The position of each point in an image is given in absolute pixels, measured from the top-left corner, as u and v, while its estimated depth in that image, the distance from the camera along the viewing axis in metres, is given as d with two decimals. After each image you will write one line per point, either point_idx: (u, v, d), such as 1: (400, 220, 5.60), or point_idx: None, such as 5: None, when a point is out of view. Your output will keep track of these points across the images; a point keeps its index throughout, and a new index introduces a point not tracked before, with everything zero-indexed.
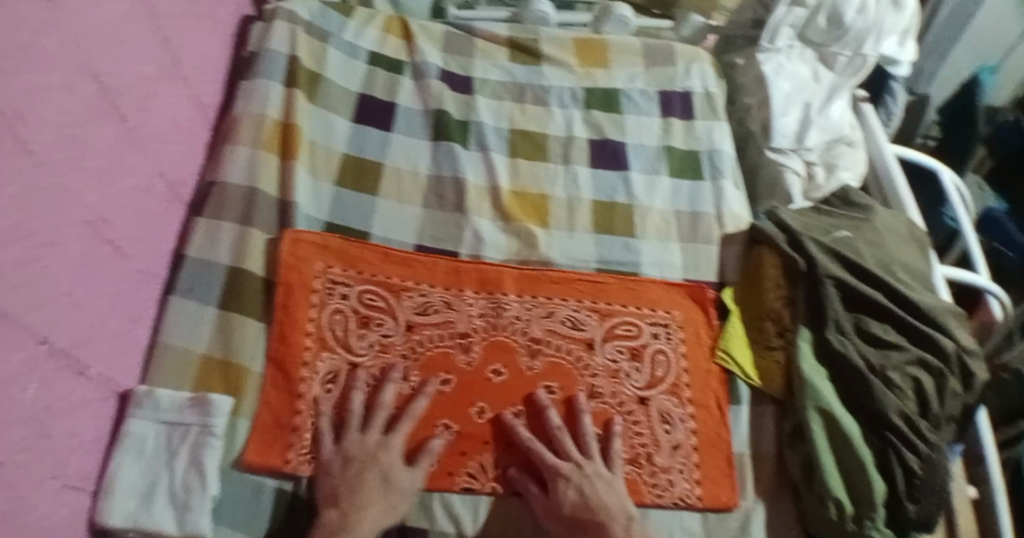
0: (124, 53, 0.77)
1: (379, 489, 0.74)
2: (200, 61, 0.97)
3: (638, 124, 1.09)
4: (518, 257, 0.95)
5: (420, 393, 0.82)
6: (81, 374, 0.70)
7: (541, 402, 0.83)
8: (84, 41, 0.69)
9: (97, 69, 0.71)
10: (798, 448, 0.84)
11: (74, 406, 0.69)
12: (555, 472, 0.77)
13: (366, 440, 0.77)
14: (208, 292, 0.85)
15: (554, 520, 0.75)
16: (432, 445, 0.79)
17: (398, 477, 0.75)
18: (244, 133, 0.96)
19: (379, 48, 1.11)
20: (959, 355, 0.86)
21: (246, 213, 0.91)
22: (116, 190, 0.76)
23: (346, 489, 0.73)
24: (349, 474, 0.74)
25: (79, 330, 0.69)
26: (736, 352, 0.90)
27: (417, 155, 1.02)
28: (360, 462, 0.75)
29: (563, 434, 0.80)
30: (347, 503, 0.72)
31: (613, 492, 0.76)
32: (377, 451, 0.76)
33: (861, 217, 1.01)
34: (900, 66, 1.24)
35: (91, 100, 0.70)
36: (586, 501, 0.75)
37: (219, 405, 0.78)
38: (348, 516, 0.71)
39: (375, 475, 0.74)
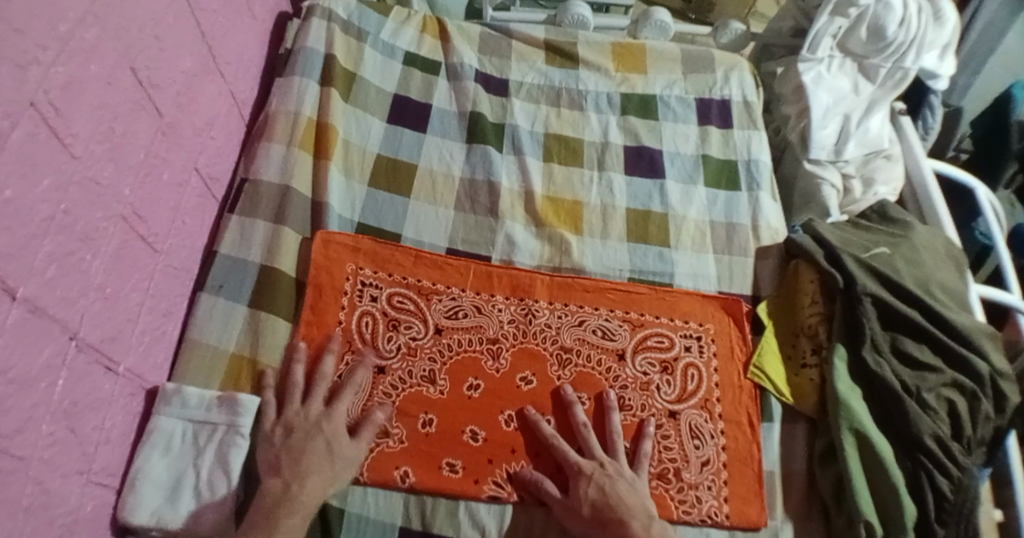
0: (162, 49, 0.77)
1: (324, 457, 0.74)
2: (237, 58, 0.97)
3: (675, 132, 1.08)
4: (550, 264, 0.94)
5: (360, 364, 0.83)
6: (110, 369, 0.71)
7: (568, 397, 0.83)
8: (124, 36, 0.69)
9: (136, 65, 0.71)
10: (830, 469, 0.81)
11: (101, 401, 0.69)
12: (576, 468, 0.77)
13: (310, 411, 0.78)
14: (239, 289, 0.86)
15: (573, 521, 0.75)
16: (373, 416, 0.79)
17: (341, 447, 0.76)
18: (280, 131, 0.97)
19: (415, 48, 1.11)
20: (991, 377, 0.85)
21: (280, 211, 0.91)
22: (151, 186, 0.76)
23: (288, 457, 0.74)
24: (290, 444, 0.75)
25: (109, 325, 0.70)
26: (770, 369, 0.88)
27: (450, 156, 1.02)
28: (303, 431, 0.76)
29: (588, 432, 0.81)
30: (288, 471, 0.72)
31: (634, 492, 0.77)
32: (320, 422, 0.76)
33: (899, 233, 0.97)
34: (938, 82, 1.20)
35: (128, 96, 0.70)
36: (605, 500, 0.75)
37: (247, 405, 0.78)
38: (291, 485, 0.71)
39: (319, 443, 0.75)
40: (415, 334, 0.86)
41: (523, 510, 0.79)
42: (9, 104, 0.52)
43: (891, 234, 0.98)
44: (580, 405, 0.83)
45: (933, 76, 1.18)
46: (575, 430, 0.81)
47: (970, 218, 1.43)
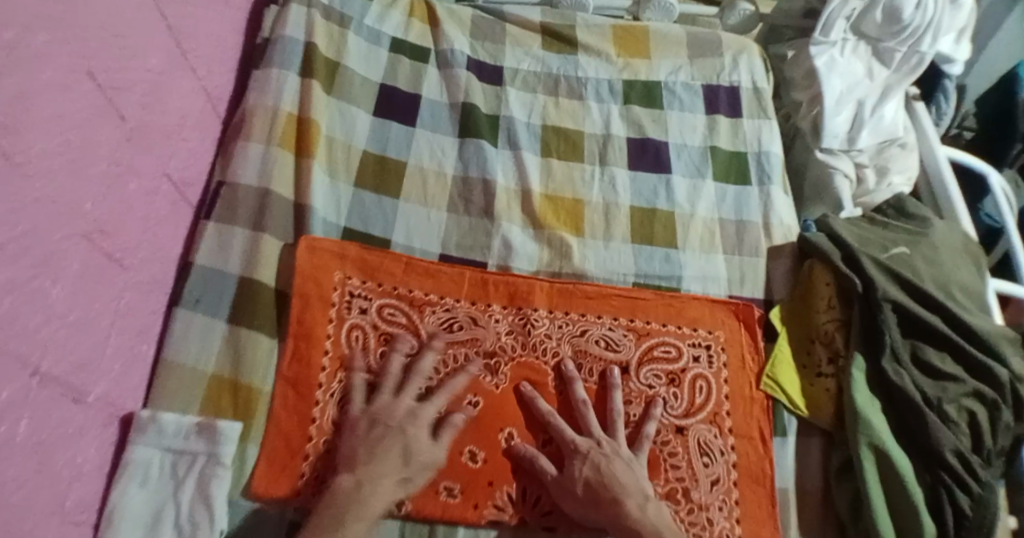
0: (124, 47, 0.70)
1: (399, 459, 0.70)
2: (209, 50, 0.90)
3: (682, 122, 1.01)
4: (549, 269, 0.89)
5: (428, 349, 0.80)
6: (79, 401, 0.65)
7: (568, 373, 0.80)
8: (79, 36, 0.62)
9: (95, 67, 0.65)
10: (848, 486, 0.78)
11: (72, 434, 0.64)
12: (572, 447, 0.74)
13: (399, 404, 0.74)
14: (217, 304, 0.81)
15: (569, 498, 0.72)
16: (453, 418, 0.76)
17: (420, 451, 0.72)
18: (258, 127, 0.90)
19: (402, 34, 1.03)
20: (1012, 382, 0.80)
21: (259, 217, 0.85)
22: (117, 199, 0.70)
23: (363, 454, 0.70)
24: (371, 437, 0.71)
25: (75, 353, 0.64)
26: (783, 379, 0.83)
27: (442, 152, 0.95)
28: (386, 426, 0.72)
29: (587, 409, 0.78)
30: (360, 469, 0.69)
31: (631, 473, 0.73)
32: (405, 422, 0.72)
33: (918, 231, 0.92)
34: (954, 67, 1.14)
35: (87, 103, 0.64)
36: (601, 478, 0.72)
37: (228, 433, 0.74)
38: (361, 485, 0.68)
39: (396, 444, 0.71)
40: (430, 355, 0.79)
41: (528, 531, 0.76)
42: None
43: (910, 231, 0.92)
44: (581, 380, 0.81)
45: (949, 61, 1.12)
46: (575, 408, 0.79)
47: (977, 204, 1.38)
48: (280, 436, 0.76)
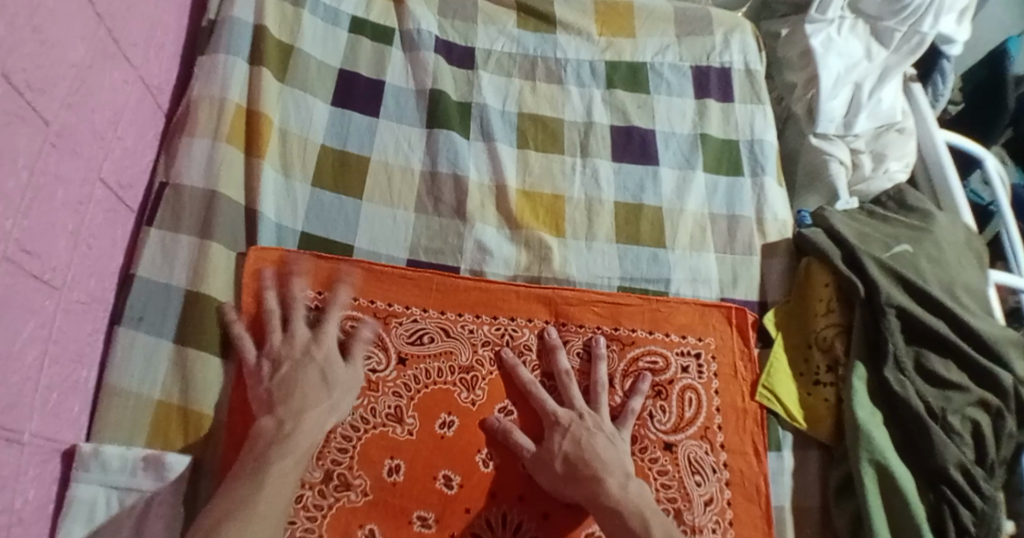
0: (45, 41, 0.60)
1: (321, 388, 0.68)
2: (146, 34, 0.80)
3: (669, 107, 0.94)
4: (527, 273, 0.82)
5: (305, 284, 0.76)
6: (13, 443, 0.57)
7: (552, 341, 0.77)
8: None
9: (11, 66, 0.55)
10: (848, 504, 0.74)
11: (6, 483, 0.56)
12: (551, 420, 0.71)
13: (295, 339, 0.71)
14: (162, 322, 0.73)
15: (547, 474, 0.68)
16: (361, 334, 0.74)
17: (338, 375, 0.70)
18: (203, 121, 0.80)
19: (363, 11, 0.93)
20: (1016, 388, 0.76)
21: (206, 222, 0.76)
22: (44, 212, 0.61)
23: (279, 390, 0.67)
24: (279, 376, 0.69)
25: (8, 391, 0.56)
26: (780, 390, 0.78)
27: (408, 145, 0.87)
28: (292, 361, 0.70)
29: (569, 381, 0.74)
30: (280, 409, 0.66)
31: (612, 448, 0.69)
32: (310, 350, 0.70)
33: (920, 225, 0.87)
34: (953, 47, 1.08)
35: (4, 108, 0.54)
36: (581, 454, 0.68)
37: (177, 468, 0.67)
38: (283, 423, 0.65)
39: (312, 375, 0.69)
40: (344, 295, 0.76)
41: None
42: None
43: (912, 226, 0.87)
44: (565, 350, 0.77)
45: (949, 41, 1.06)
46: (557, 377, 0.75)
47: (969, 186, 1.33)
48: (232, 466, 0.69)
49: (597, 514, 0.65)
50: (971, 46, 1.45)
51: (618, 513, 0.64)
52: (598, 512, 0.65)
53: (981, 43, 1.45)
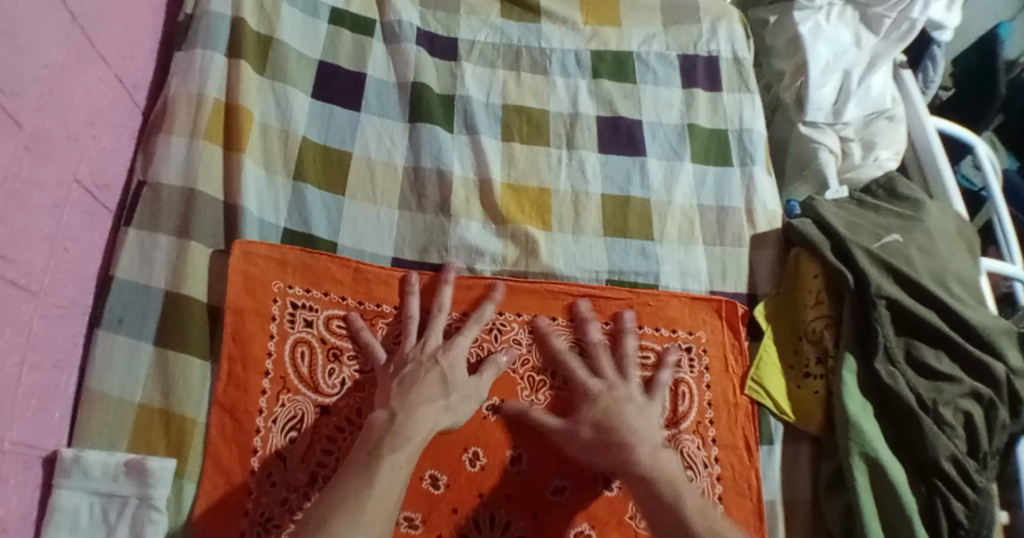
0: (16, 41, 0.58)
1: (439, 389, 0.68)
2: (121, 29, 0.77)
3: (657, 97, 0.92)
4: (514, 268, 0.81)
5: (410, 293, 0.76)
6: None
7: (583, 313, 0.78)
8: None
9: None
10: (838, 498, 0.73)
11: None
12: (582, 390, 0.72)
13: (426, 345, 0.72)
14: (142, 325, 0.71)
15: (574, 444, 0.70)
16: (496, 357, 0.74)
17: (458, 382, 0.70)
18: (181, 118, 0.78)
19: (342, 2, 0.91)
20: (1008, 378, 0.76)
21: (186, 222, 0.75)
22: (18, 216, 0.59)
23: (399, 387, 0.68)
24: (402, 375, 0.69)
25: None
26: (770, 384, 0.77)
27: (391, 140, 0.85)
28: (417, 362, 0.70)
29: (600, 351, 0.75)
30: (395, 403, 0.66)
31: (642, 417, 0.70)
32: (437, 355, 0.71)
33: (911, 214, 0.85)
34: (943, 34, 1.06)
35: None
36: (610, 421, 0.69)
37: (159, 473, 0.65)
38: (397, 415, 0.65)
39: (432, 377, 0.69)
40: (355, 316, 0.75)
41: None
42: None
43: (903, 215, 0.86)
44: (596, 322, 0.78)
45: (940, 27, 1.05)
46: (588, 349, 0.76)
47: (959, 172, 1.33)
48: (217, 471, 0.67)
49: (627, 479, 0.66)
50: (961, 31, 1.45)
51: (647, 481, 0.65)
52: (627, 478, 0.66)
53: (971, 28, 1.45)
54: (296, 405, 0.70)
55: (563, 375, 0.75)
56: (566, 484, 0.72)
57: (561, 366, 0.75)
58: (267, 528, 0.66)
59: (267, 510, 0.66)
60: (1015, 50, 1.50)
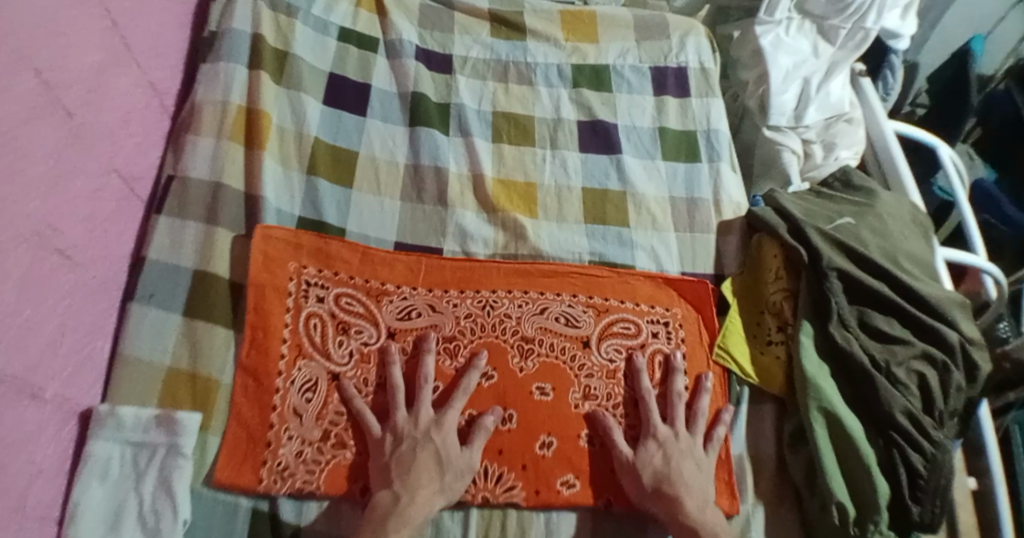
0: (68, 44, 0.70)
1: (435, 469, 0.72)
2: (153, 42, 0.88)
3: (631, 103, 1.03)
4: (504, 252, 0.90)
5: (427, 352, 0.79)
6: (34, 398, 0.64)
7: (676, 364, 0.82)
8: (14, 40, 0.61)
9: (39, 62, 0.65)
10: (801, 452, 0.79)
11: (28, 435, 0.63)
12: (650, 431, 0.77)
13: (418, 418, 0.75)
14: (172, 299, 0.79)
15: (633, 484, 0.74)
16: (485, 422, 0.75)
17: (453, 457, 0.73)
18: (207, 122, 0.89)
19: (350, 23, 1.03)
20: (961, 345, 0.83)
21: (211, 211, 0.84)
22: (65, 195, 0.69)
23: (397, 466, 0.71)
24: (399, 454, 0.72)
25: (28, 351, 0.63)
26: (734, 350, 0.85)
27: (393, 142, 0.95)
28: (412, 440, 0.73)
29: (678, 404, 0.80)
30: (397, 482, 0.70)
31: (698, 471, 0.76)
32: (430, 430, 0.74)
33: (864, 202, 0.95)
34: (900, 42, 1.15)
35: (32, 98, 0.64)
36: (668, 472, 0.74)
37: (187, 423, 0.73)
38: (400, 497, 0.69)
39: (428, 455, 0.72)
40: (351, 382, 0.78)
41: (489, 512, 0.75)
42: None
43: (856, 203, 0.95)
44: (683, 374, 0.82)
45: (896, 36, 1.13)
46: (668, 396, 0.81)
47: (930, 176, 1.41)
48: (240, 426, 0.75)
49: (676, 528, 0.72)
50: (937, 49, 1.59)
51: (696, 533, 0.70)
52: (676, 527, 0.72)
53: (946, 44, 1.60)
54: (311, 369, 0.78)
55: (638, 413, 0.80)
56: (552, 439, 0.78)
57: (640, 402, 0.80)
58: (283, 476, 0.73)
59: (284, 460, 0.74)
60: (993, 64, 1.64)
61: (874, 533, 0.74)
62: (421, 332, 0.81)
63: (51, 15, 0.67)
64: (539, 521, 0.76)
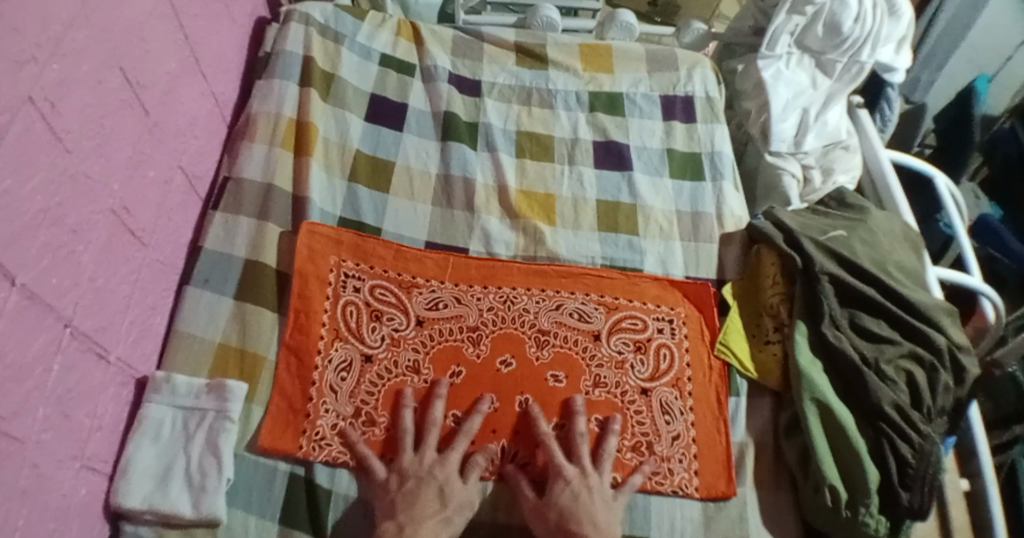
0: (148, 50, 0.79)
1: (438, 502, 0.75)
2: (217, 59, 1.00)
3: (641, 127, 1.13)
4: (525, 253, 0.98)
5: (435, 394, 0.83)
6: (102, 358, 0.72)
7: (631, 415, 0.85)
8: (104, 45, 0.69)
9: (126, 63, 0.74)
10: (795, 438, 0.86)
11: (94, 389, 0.71)
12: (557, 471, 0.78)
13: (423, 458, 0.78)
14: (224, 283, 0.88)
15: (539, 522, 0.76)
16: (479, 459, 0.79)
17: (456, 491, 0.76)
18: (261, 131, 0.99)
19: (390, 50, 1.14)
20: (950, 349, 0.89)
21: (263, 208, 0.94)
22: (139, 182, 0.78)
23: (403, 501, 0.74)
24: (404, 490, 0.75)
25: (101, 314, 0.71)
26: (734, 347, 0.92)
27: (427, 154, 1.05)
28: (417, 477, 0.76)
29: (583, 444, 0.81)
30: (404, 514, 0.73)
31: (607, 511, 0.77)
32: (434, 468, 0.77)
33: (856, 218, 1.03)
34: (896, 75, 1.24)
35: (120, 94, 0.73)
36: (573, 510, 0.75)
37: (236, 391, 0.80)
38: (405, 528, 0.72)
39: (431, 491, 0.75)
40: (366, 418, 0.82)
41: (508, 485, 0.81)
42: (8, 100, 0.55)
43: (848, 219, 1.03)
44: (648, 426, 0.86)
45: (891, 69, 1.22)
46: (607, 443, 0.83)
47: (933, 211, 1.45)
48: (282, 398, 0.83)
49: None
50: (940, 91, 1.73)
51: None
52: None
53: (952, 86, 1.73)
54: (347, 351, 0.86)
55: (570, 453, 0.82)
56: (565, 422, 0.85)
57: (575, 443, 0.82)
58: (321, 445, 0.81)
59: (321, 430, 0.81)
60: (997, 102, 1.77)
61: (864, 515, 0.79)
62: (435, 377, 0.86)
63: (135, 24, 0.76)
64: None
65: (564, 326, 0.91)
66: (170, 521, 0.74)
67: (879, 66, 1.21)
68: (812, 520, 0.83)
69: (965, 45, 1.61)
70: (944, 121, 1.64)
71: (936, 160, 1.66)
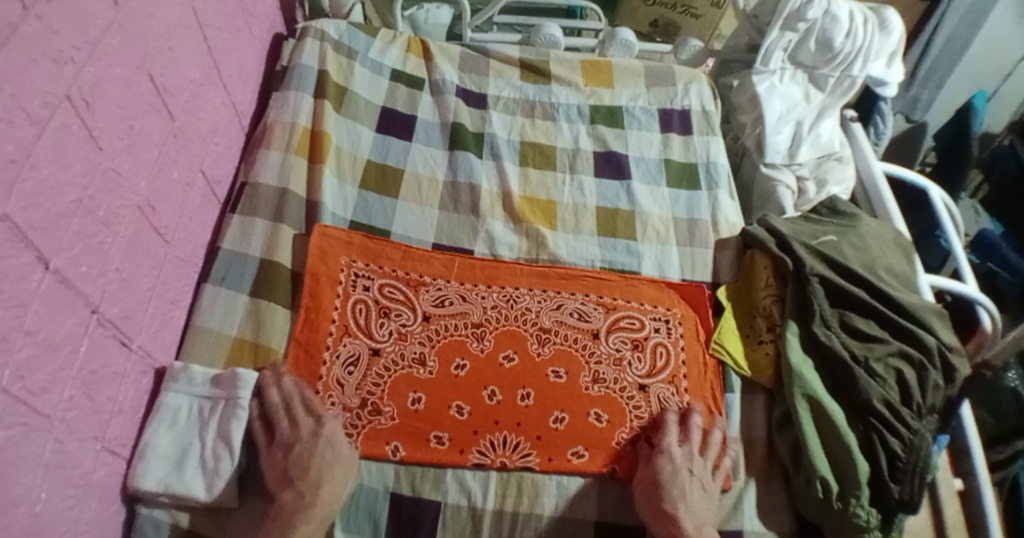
0: (174, 59, 0.84)
1: (332, 462, 0.79)
2: (237, 71, 1.05)
3: (640, 138, 1.18)
4: (527, 256, 1.03)
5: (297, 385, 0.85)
6: (124, 345, 0.76)
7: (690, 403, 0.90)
8: (136, 52, 0.75)
9: (153, 71, 0.79)
10: (787, 433, 0.89)
11: (116, 374, 0.74)
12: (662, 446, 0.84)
13: (303, 424, 0.81)
14: (240, 280, 0.92)
15: (642, 489, 0.82)
16: (347, 417, 0.83)
17: (344, 451, 0.80)
18: (277, 138, 1.04)
19: (400, 65, 1.20)
20: (939, 349, 0.92)
21: (278, 210, 0.98)
22: (162, 182, 0.83)
23: (296, 467, 0.78)
24: (293, 456, 0.79)
25: (125, 303, 0.75)
26: (729, 346, 0.96)
27: (435, 161, 1.10)
28: (303, 442, 0.80)
29: (695, 431, 0.87)
30: (300, 482, 0.77)
31: (699, 488, 0.83)
32: (318, 430, 0.81)
33: (847, 224, 1.07)
34: (888, 88, 1.28)
35: (148, 98, 0.78)
36: (667, 486, 0.81)
37: (250, 381, 0.84)
38: (303, 494, 0.76)
39: (324, 451, 0.79)
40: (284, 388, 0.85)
41: (509, 475, 0.84)
42: (46, 95, 0.60)
43: (840, 225, 1.07)
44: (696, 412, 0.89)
45: (882, 83, 1.26)
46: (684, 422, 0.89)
47: (930, 227, 1.48)
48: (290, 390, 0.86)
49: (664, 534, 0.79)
50: (941, 110, 1.78)
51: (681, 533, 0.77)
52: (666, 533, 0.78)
53: (951, 104, 1.78)
54: (355, 346, 0.90)
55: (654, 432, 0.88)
56: (564, 415, 0.87)
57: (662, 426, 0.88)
58: None
59: None
60: (995, 116, 1.83)
61: (855, 505, 0.82)
62: (440, 370, 0.89)
63: (164, 34, 0.81)
64: (553, 486, 0.84)
65: (565, 325, 0.94)
66: (184, 504, 0.78)
67: (872, 80, 1.26)
68: (804, 512, 0.85)
69: (961, 63, 1.67)
70: (945, 138, 1.68)
71: (936, 174, 1.70)
